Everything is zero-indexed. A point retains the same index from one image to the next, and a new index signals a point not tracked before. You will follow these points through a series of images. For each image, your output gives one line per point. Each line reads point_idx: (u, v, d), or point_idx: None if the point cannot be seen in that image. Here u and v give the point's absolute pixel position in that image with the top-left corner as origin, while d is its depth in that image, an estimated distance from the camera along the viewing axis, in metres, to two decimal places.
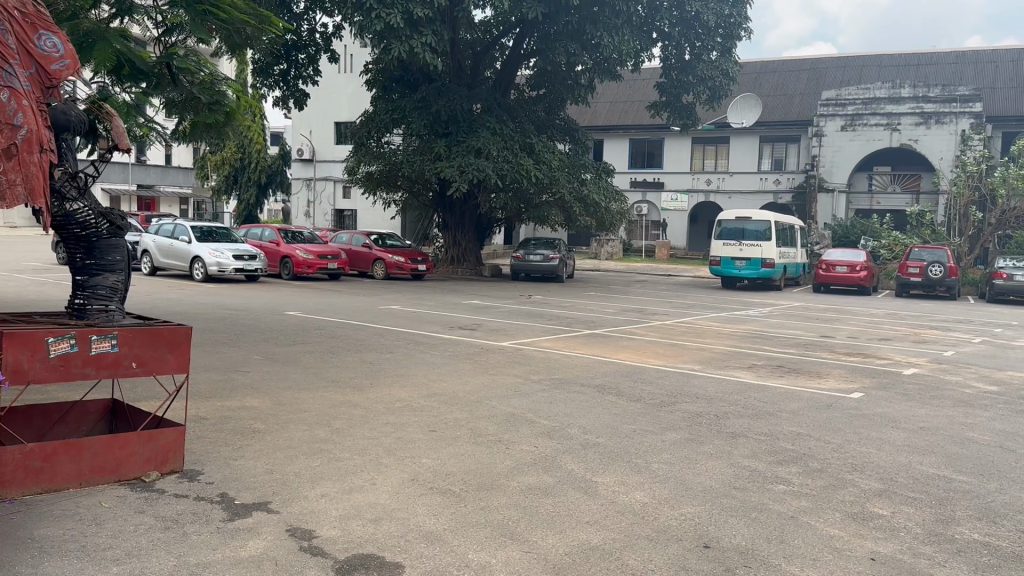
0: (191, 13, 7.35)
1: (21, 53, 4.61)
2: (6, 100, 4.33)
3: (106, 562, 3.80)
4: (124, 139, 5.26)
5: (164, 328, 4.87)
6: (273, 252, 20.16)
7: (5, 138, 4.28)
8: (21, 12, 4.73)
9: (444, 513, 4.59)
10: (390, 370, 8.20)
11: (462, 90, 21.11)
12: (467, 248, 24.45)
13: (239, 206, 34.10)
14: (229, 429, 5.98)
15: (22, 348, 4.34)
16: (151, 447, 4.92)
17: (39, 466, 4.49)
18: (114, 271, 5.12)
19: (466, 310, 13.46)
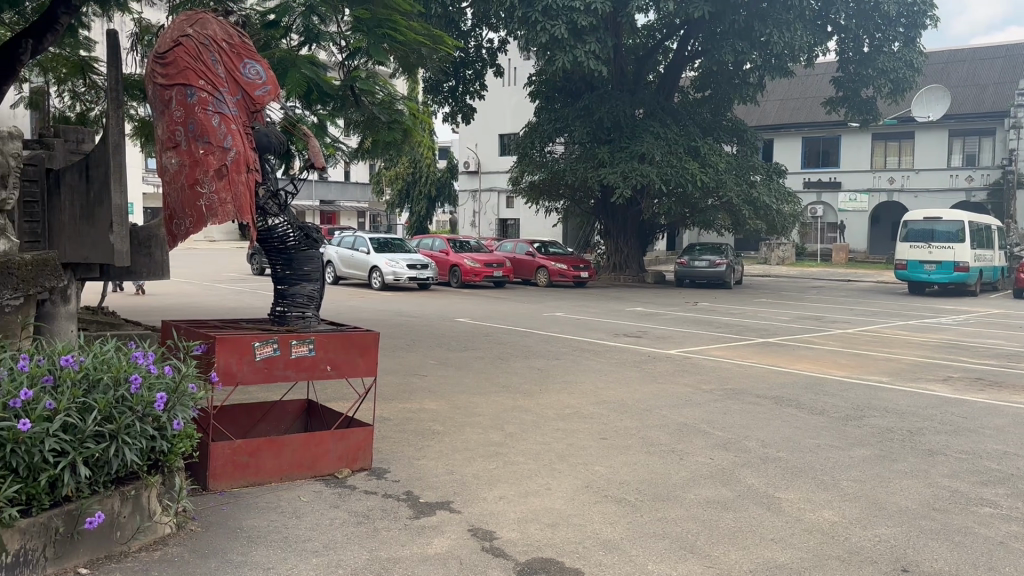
0: (372, 37, 7.73)
1: (229, 82, 4.96)
2: (217, 125, 4.83)
3: (307, 553, 4.07)
4: (319, 158, 5.58)
5: (354, 333, 5.16)
6: (443, 260, 20.90)
7: (217, 160, 4.79)
8: (231, 43, 5.07)
9: (621, 522, 4.56)
10: (559, 376, 8.26)
11: (625, 95, 21.04)
12: (630, 255, 24.26)
13: (410, 218, 35.68)
14: (411, 429, 6.25)
15: (231, 352, 4.74)
16: (343, 445, 5.23)
17: (246, 461, 4.86)
18: (311, 281, 5.47)
19: (631, 317, 13.34)
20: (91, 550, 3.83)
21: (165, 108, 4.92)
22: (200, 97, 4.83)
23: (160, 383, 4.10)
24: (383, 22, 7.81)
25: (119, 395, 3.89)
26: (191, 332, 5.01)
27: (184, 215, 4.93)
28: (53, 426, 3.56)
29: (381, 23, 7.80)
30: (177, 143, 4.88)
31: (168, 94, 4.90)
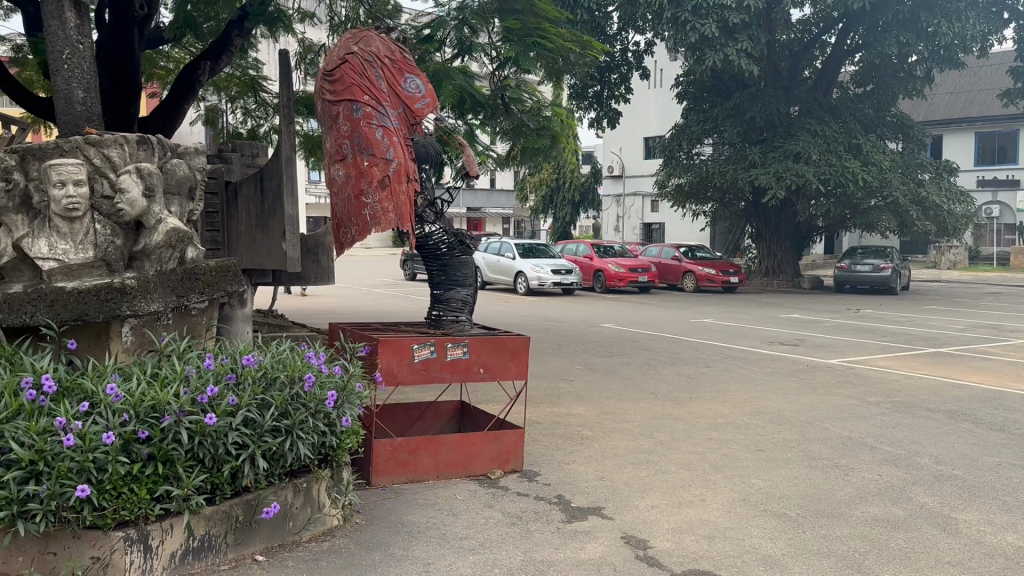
0: (521, 45, 7.87)
1: (391, 96, 5.19)
2: (380, 138, 5.06)
3: (464, 550, 4.18)
4: (473, 167, 5.74)
5: (506, 337, 5.26)
6: (587, 265, 20.94)
7: (380, 171, 5.02)
8: (392, 59, 5.30)
9: (781, 537, 4.39)
10: (710, 385, 8.06)
11: (779, 93, 20.29)
12: (784, 259, 23.40)
13: (554, 224, 36.00)
14: (560, 434, 6.29)
15: (392, 354, 4.95)
16: (496, 446, 5.34)
17: (406, 458, 5.06)
18: (465, 286, 5.62)
19: (785, 324, 12.83)
20: (267, 538, 4.09)
21: (333, 123, 5.20)
22: (365, 112, 5.07)
23: (330, 382, 4.35)
24: (533, 31, 7.95)
25: (293, 393, 4.14)
26: (356, 334, 5.27)
27: (351, 224, 5.19)
28: (236, 420, 3.82)
29: (531, 32, 7.94)
30: (344, 156, 5.15)
31: (336, 110, 5.18)
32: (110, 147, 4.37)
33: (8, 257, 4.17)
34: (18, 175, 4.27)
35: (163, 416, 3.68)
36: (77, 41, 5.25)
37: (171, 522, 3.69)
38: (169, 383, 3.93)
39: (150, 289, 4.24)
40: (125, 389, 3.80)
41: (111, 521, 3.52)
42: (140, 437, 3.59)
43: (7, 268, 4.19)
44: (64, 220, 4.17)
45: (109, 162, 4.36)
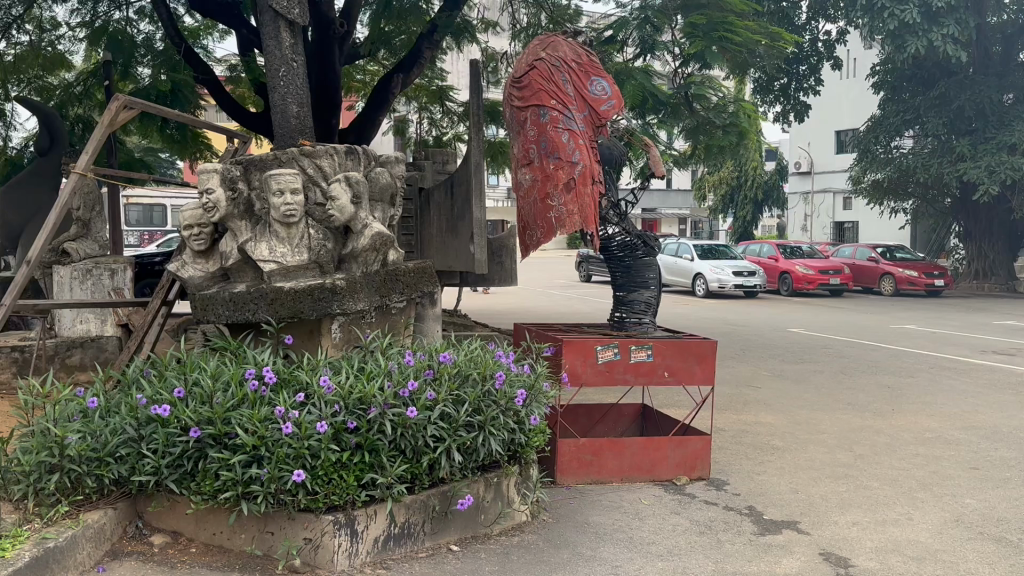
0: (707, 40, 7.69)
1: (577, 100, 5.23)
2: (566, 141, 5.12)
3: (652, 556, 4.15)
4: (659, 166, 5.66)
5: (692, 341, 5.15)
6: (772, 267, 20.12)
7: (566, 174, 5.08)
8: (579, 63, 5.35)
9: (1003, 565, 4.01)
10: (914, 396, 7.49)
11: (992, 79, 18.48)
12: (998, 261, 21.54)
13: (735, 224, 34.87)
14: (748, 442, 6.09)
15: (577, 355, 5.00)
16: (681, 452, 5.24)
17: (590, 459, 5.09)
18: (650, 288, 5.56)
19: (1002, 332, 11.66)
20: (460, 529, 4.26)
21: (521, 128, 5.33)
22: (552, 116, 5.16)
23: (520, 380, 4.49)
24: (719, 24, 7.75)
25: (485, 390, 4.29)
26: (541, 335, 5.37)
27: (536, 226, 5.30)
28: (434, 414, 4.01)
29: (717, 27, 7.74)
30: (531, 160, 5.26)
31: (524, 115, 5.31)
32: (322, 157, 4.74)
33: (233, 259, 4.60)
34: (242, 185, 4.70)
35: (369, 408, 3.92)
36: (292, 60, 5.71)
37: (375, 508, 3.91)
38: (374, 377, 4.18)
39: (355, 289, 4.53)
40: (336, 382, 4.09)
41: (323, 505, 3.77)
42: (349, 427, 3.85)
43: (233, 269, 4.62)
44: (282, 225, 4.55)
45: (321, 171, 4.75)
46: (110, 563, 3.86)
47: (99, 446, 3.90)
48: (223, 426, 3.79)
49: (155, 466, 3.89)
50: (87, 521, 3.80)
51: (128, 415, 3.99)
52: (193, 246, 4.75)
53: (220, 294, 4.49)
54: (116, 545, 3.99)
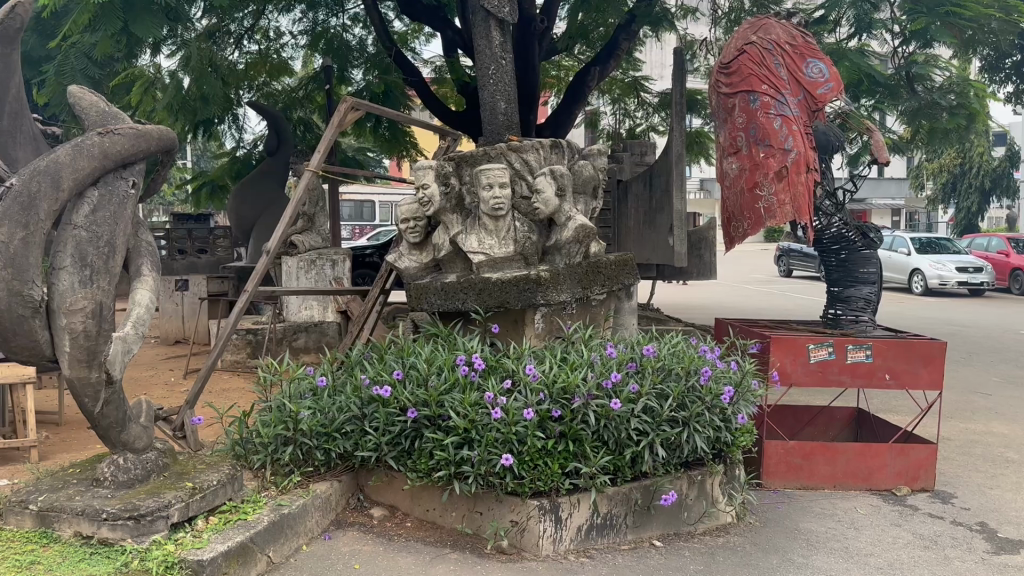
0: (932, 16, 7.08)
1: (791, 84, 4.98)
2: (778, 127, 4.89)
3: (870, 568, 3.88)
4: (883, 152, 5.24)
5: (917, 341, 4.75)
6: (1002, 262, 18.19)
7: (777, 161, 4.86)
8: (793, 45, 5.09)
9: None
10: None
11: None
12: None
13: (957, 216, 31.86)
14: (980, 454, 5.54)
15: (787, 354, 4.77)
16: (902, 461, 4.86)
17: (799, 463, 4.86)
18: (869, 284, 5.20)
19: None
20: (663, 525, 4.20)
21: (729, 115, 5.17)
22: (763, 101, 4.95)
23: (726, 376, 4.35)
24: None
25: (690, 385, 4.21)
26: (746, 330, 5.17)
27: (743, 217, 5.11)
28: (637, 407, 3.98)
29: (945, 1, 7.10)
30: (739, 149, 5.08)
31: (732, 102, 5.14)
32: (529, 152, 4.88)
33: (444, 250, 4.83)
34: (454, 180, 4.91)
35: (573, 398, 3.96)
36: (500, 57, 5.88)
37: (579, 497, 3.94)
38: (578, 368, 4.22)
39: (559, 281, 4.58)
40: (541, 371, 4.17)
41: (529, 490, 3.86)
42: (554, 416, 3.91)
43: (445, 260, 4.88)
44: (490, 218, 4.70)
45: (527, 165, 4.89)
46: (335, 531, 4.18)
47: (327, 422, 4.23)
48: (437, 408, 4.00)
49: (375, 444, 4.16)
50: (315, 491, 4.13)
51: (352, 394, 4.29)
52: (408, 239, 5.02)
53: (433, 284, 4.73)
54: (340, 516, 4.30)
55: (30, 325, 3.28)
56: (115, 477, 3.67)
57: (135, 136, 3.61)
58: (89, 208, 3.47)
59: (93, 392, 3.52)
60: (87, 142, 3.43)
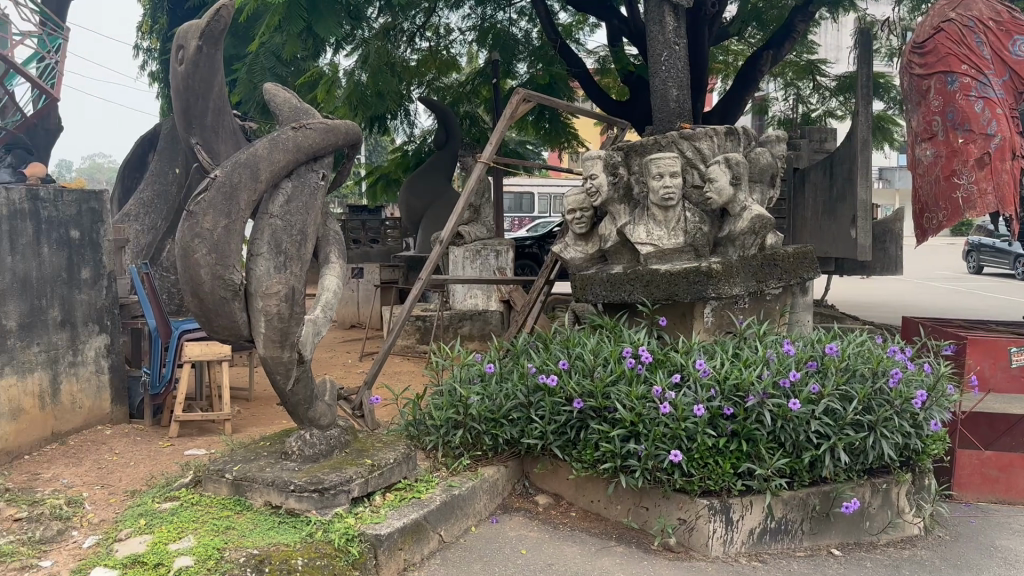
0: None
1: (995, 64, 4.56)
2: (980, 111, 4.47)
3: None
4: None
5: None
6: None
7: (979, 148, 4.45)
8: (998, 21, 4.65)
9: None
10: None
11: None
12: None
13: None
14: None
15: (984, 357, 4.41)
16: None
17: (996, 475, 4.47)
18: None
19: None
20: (842, 533, 3.97)
21: (923, 98, 4.80)
22: (963, 83, 4.55)
23: (918, 379, 4.06)
24: None
25: (877, 388, 3.95)
26: (937, 331, 4.82)
27: (938, 208, 4.73)
28: (818, 408, 3.77)
29: None
30: (934, 134, 4.71)
31: (928, 84, 4.75)
32: (701, 140, 4.74)
33: (612, 241, 4.78)
34: (623, 169, 4.85)
35: (746, 397, 3.81)
36: (673, 43, 5.80)
37: (752, 499, 3.79)
38: (752, 364, 4.05)
39: (732, 273, 4.41)
40: (713, 366, 4.04)
41: (699, 489, 3.75)
42: (726, 413, 3.78)
43: (611, 251, 4.83)
44: (660, 208, 4.61)
45: (700, 154, 4.75)
46: (502, 515, 4.25)
47: (495, 408, 4.31)
48: (603, 400, 3.97)
49: (541, 432, 4.19)
50: (484, 475, 4.22)
51: (519, 382, 4.35)
52: (574, 230, 5.01)
53: (598, 275, 4.71)
54: (507, 500, 4.38)
55: (231, 306, 3.54)
56: (302, 451, 3.91)
57: (325, 131, 3.85)
58: (284, 198, 3.71)
59: (285, 370, 3.76)
60: (283, 136, 3.67)
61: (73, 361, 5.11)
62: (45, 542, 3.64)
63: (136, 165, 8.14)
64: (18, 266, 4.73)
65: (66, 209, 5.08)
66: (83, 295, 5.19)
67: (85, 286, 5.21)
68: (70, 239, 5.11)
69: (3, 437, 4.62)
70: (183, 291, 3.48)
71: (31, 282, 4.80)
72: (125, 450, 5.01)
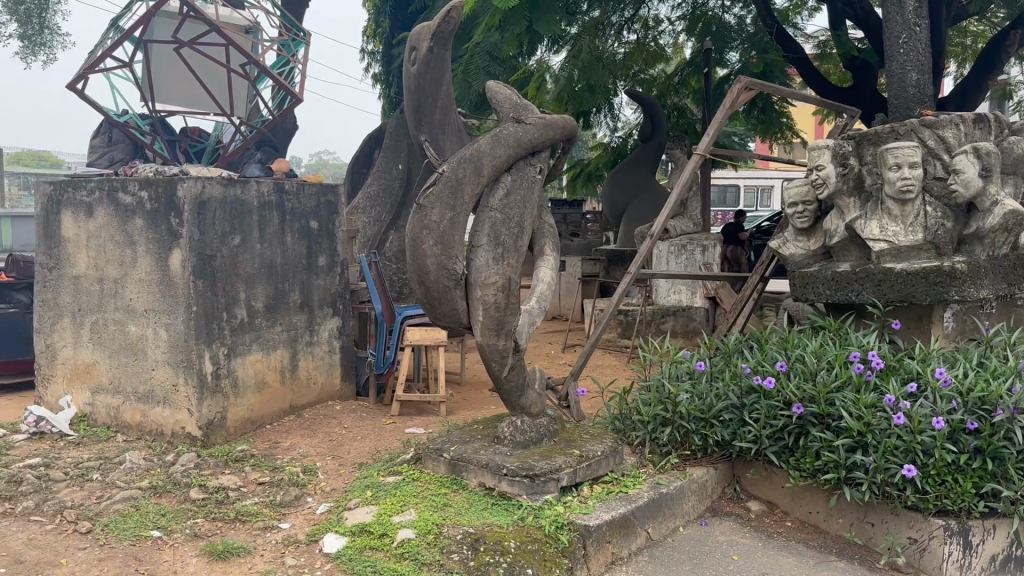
0: None
1: None
2: None
3: None
4: None
5: None
6: None
7: None
8: None
9: None
10: None
11: None
12: None
13: None
14: None
15: None
16: None
17: None
18: None
19: None
20: None
21: None
22: None
23: None
24: None
25: None
26: None
27: None
28: None
29: None
30: None
31: None
32: (946, 128, 4.33)
33: (838, 237, 4.50)
34: (853, 160, 4.50)
35: (994, 410, 3.45)
36: (914, 24, 5.45)
37: (994, 522, 3.45)
38: (1000, 376, 3.66)
39: (979, 274, 4.12)
40: (954, 376, 3.69)
41: (933, 507, 3.45)
42: (969, 428, 3.44)
43: (837, 247, 4.54)
44: (896, 202, 4.27)
45: (943, 143, 4.35)
46: (711, 518, 4.14)
47: (705, 408, 4.18)
48: (826, 407, 3.75)
49: (755, 435, 4.02)
50: (693, 475, 4.12)
51: (731, 382, 4.20)
52: (796, 224, 4.72)
53: (822, 274, 4.51)
54: (716, 503, 4.27)
55: (453, 295, 3.71)
56: (514, 437, 4.02)
57: (543, 126, 3.93)
58: (504, 191, 3.84)
59: (500, 357, 3.89)
60: (505, 132, 3.79)
61: (309, 341, 5.60)
62: (284, 506, 4.01)
63: (362, 162, 8.82)
64: (266, 253, 5.24)
65: (307, 201, 5.56)
66: (320, 280, 5.67)
67: (322, 272, 5.68)
68: (310, 230, 5.59)
69: (249, 407, 5.15)
70: (410, 279, 3.69)
71: (276, 268, 5.31)
72: (352, 425, 5.42)
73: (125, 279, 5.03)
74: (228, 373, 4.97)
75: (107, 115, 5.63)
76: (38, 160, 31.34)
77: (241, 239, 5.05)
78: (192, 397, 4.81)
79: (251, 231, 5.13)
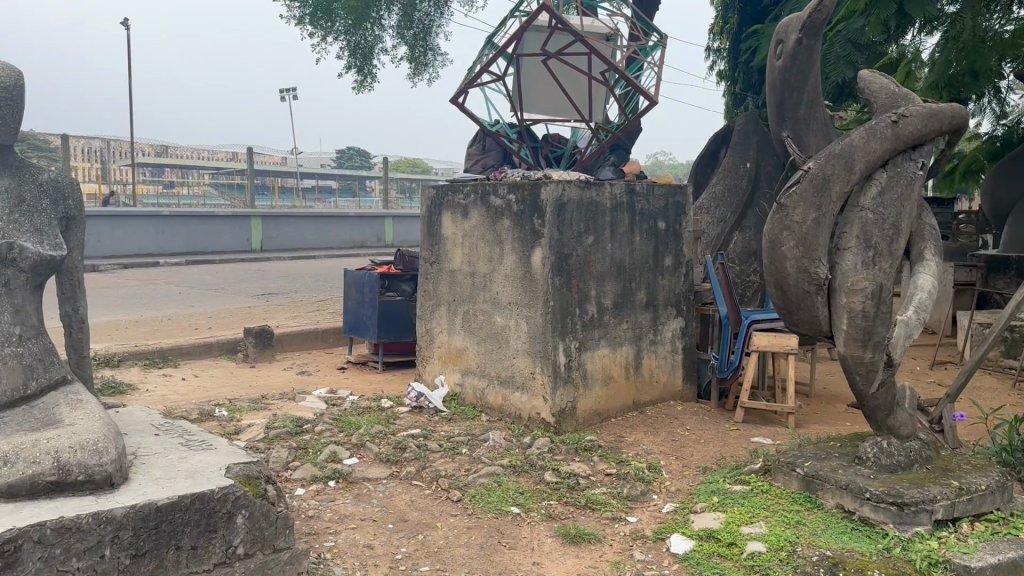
0: None
1: None
2: None
3: None
4: None
5: None
6: None
7: None
8: None
9: None
10: None
11: None
12: None
13: None
14: None
15: None
16: None
17: None
18: None
19: None
20: None
21: None
22: None
23: None
24: None
25: None
26: None
27: None
28: None
29: None
30: None
31: None
32: None
33: None
34: None
35: None
36: None
37: None
38: None
39: None
40: None
41: None
42: None
43: None
44: None
45: None
46: None
47: None
48: None
49: None
50: None
51: None
52: None
53: None
54: None
55: (814, 300, 3.50)
56: (877, 459, 3.67)
57: (928, 116, 3.51)
58: (877, 190, 3.50)
59: (866, 373, 3.56)
60: (880, 125, 3.45)
61: (653, 340, 5.68)
62: (632, 499, 4.10)
63: (709, 161, 8.71)
64: (617, 253, 5.40)
65: (656, 202, 5.62)
66: (666, 280, 5.71)
67: (667, 272, 5.72)
68: (658, 230, 5.65)
69: (597, 400, 5.35)
70: (767, 284, 3.56)
71: (625, 267, 5.45)
72: (695, 427, 5.37)
73: (492, 274, 5.52)
74: (579, 366, 5.21)
75: (483, 126, 6.26)
76: (413, 166, 35.78)
77: (594, 239, 5.26)
78: (547, 385, 5.13)
79: (604, 230, 5.32)
